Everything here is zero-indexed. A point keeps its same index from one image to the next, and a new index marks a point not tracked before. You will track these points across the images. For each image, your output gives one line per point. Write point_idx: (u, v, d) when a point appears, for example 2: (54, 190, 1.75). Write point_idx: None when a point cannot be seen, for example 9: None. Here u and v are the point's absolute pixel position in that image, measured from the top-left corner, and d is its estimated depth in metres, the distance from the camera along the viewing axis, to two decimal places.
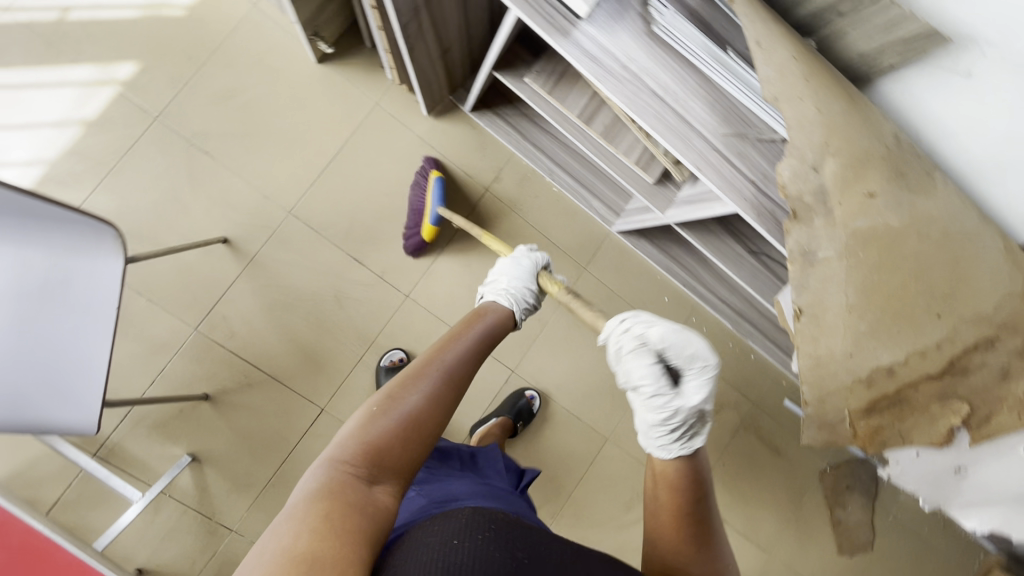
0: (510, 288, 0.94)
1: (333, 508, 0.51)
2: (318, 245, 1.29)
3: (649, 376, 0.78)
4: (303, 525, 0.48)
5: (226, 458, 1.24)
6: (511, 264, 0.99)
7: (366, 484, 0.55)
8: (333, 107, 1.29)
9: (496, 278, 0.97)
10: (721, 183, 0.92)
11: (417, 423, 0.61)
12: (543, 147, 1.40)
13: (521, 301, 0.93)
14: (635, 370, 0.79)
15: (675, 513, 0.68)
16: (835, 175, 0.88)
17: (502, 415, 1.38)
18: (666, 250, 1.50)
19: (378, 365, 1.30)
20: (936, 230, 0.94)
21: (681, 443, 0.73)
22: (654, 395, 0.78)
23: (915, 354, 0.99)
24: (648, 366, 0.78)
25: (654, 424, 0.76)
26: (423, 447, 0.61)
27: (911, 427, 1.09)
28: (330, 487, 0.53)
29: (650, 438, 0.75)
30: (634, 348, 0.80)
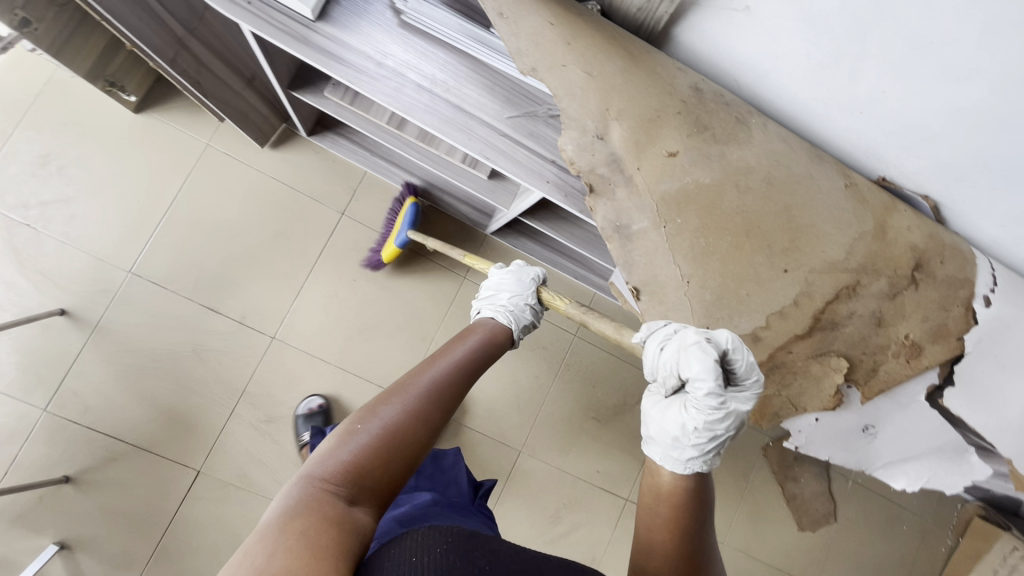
0: (508, 305, 0.86)
1: (305, 532, 0.44)
2: (166, 301, 1.23)
3: (705, 378, 0.63)
4: (271, 552, 0.42)
5: (98, 540, 1.17)
6: (503, 275, 0.91)
7: (344, 505, 0.49)
8: (161, 156, 1.24)
9: (493, 291, 0.89)
10: (516, 168, 0.88)
11: (402, 439, 0.55)
12: (394, 159, 1.32)
13: (520, 321, 0.86)
14: (691, 364, 0.63)
15: (672, 525, 0.60)
16: (625, 141, 0.80)
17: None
18: (549, 245, 1.39)
19: (296, 416, 1.26)
20: (757, 181, 0.86)
21: (706, 459, 0.65)
22: (705, 397, 0.65)
23: (774, 317, 0.90)
24: (705, 366, 0.63)
25: (693, 432, 0.65)
26: (410, 463, 0.55)
27: (801, 395, 0.97)
28: (304, 509, 0.47)
29: (679, 449, 0.64)
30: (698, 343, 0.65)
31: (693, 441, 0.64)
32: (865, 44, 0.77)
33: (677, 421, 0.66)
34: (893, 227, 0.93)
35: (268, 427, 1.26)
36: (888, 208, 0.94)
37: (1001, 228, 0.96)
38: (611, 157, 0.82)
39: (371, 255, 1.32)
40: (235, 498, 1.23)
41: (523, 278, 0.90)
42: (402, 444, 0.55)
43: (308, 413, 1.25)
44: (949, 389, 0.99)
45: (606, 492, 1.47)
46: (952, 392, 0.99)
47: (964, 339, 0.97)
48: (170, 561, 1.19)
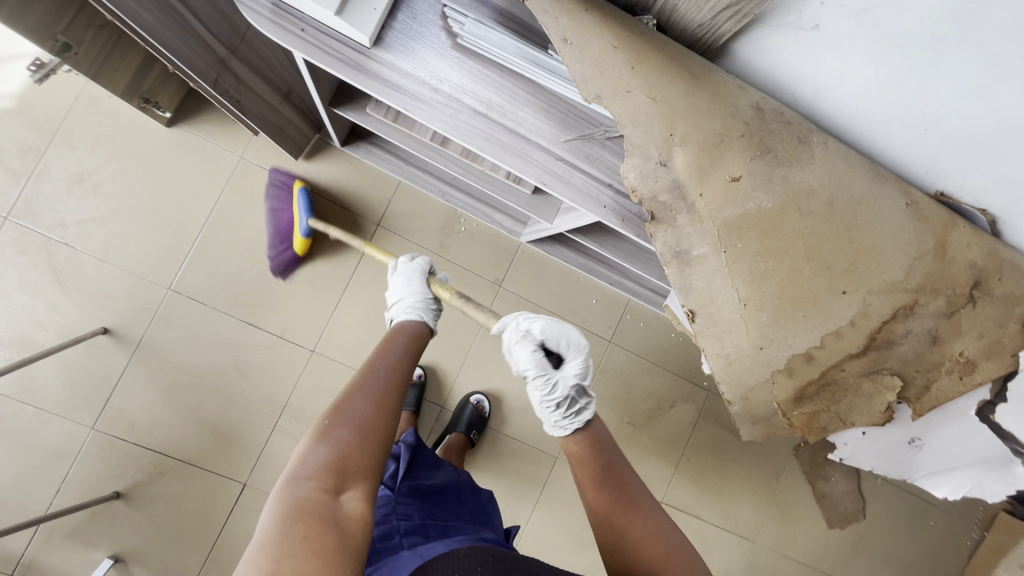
0: (412, 305, 0.89)
1: (307, 533, 0.52)
2: (206, 316, 1.23)
3: (533, 364, 0.81)
4: (280, 560, 0.49)
5: (150, 553, 1.19)
6: (400, 280, 0.94)
7: (332, 499, 0.56)
8: (195, 170, 1.22)
9: (397, 298, 0.92)
10: (573, 194, 0.86)
11: (369, 428, 0.63)
12: (428, 168, 1.30)
13: (427, 315, 0.89)
14: (520, 361, 0.82)
15: (591, 480, 0.74)
16: (689, 167, 0.78)
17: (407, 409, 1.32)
18: (586, 254, 1.37)
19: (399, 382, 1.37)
20: (818, 204, 0.84)
21: (572, 417, 0.79)
22: (540, 380, 0.81)
23: (828, 337, 0.91)
24: (528, 357, 0.82)
25: (544, 404, 0.80)
26: (381, 449, 0.63)
27: (850, 410, 1.00)
28: (300, 513, 0.53)
29: (553, 420, 0.79)
30: (518, 343, 0.83)
31: (554, 410, 0.79)
32: (941, 66, 0.74)
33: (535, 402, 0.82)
34: (954, 244, 0.91)
35: None
36: (949, 226, 0.92)
37: None
38: (673, 184, 0.79)
39: (275, 258, 1.25)
40: None
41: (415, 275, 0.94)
42: (367, 436, 0.62)
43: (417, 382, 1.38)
44: (1001, 405, 0.98)
45: None
46: (1004, 408, 0.99)
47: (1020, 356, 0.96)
48: (221, 571, 1.22)
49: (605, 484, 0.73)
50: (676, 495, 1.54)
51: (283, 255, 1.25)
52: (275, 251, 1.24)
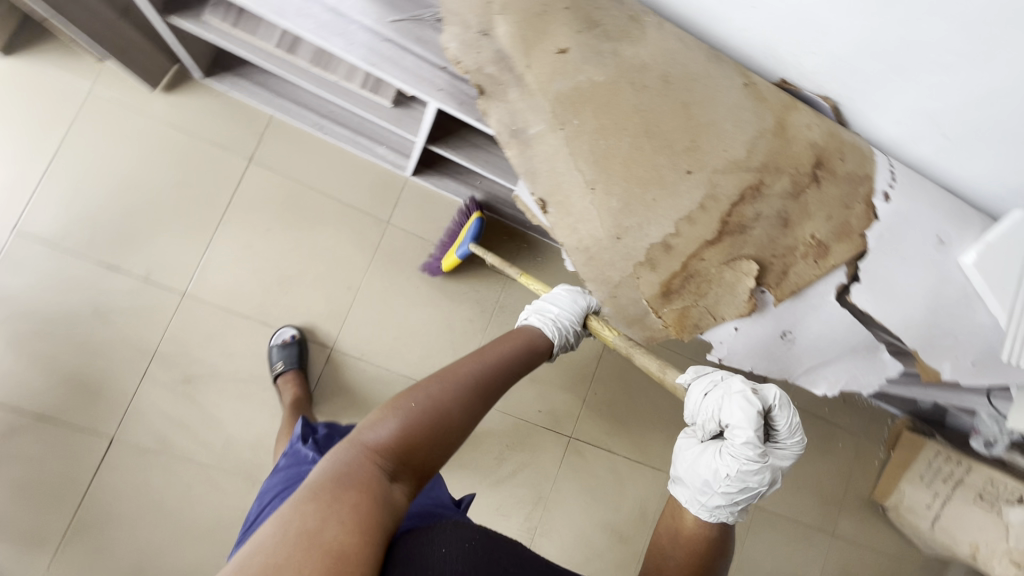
0: (557, 320, 1.07)
1: (362, 494, 0.50)
2: (59, 260, 1.15)
3: (714, 423, 0.78)
4: (333, 508, 0.47)
5: (7, 517, 1.11)
6: (557, 297, 1.13)
7: (385, 479, 0.53)
8: (39, 103, 1.14)
9: (548, 306, 1.11)
10: (405, 75, 0.82)
11: (446, 423, 0.61)
12: (301, 100, 1.26)
13: (561, 334, 1.06)
14: (737, 416, 0.74)
15: (688, 554, 0.72)
16: (512, 37, 0.77)
17: (286, 368, 1.20)
18: (478, 184, 1.32)
19: (270, 346, 1.23)
20: (653, 80, 0.85)
21: (719, 504, 0.75)
22: (749, 449, 0.73)
23: (682, 222, 0.91)
24: (745, 416, 0.74)
25: (726, 480, 0.73)
26: (448, 449, 0.61)
27: (716, 304, 0.99)
28: (357, 475, 0.52)
29: (707, 494, 0.74)
30: (740, 396, 0.75)
31: (728, 484, 0.73)
32: None
33: (711, 468, 0.75)
34: (793, 124, 0.94)
35: (187, 387, 1.21)
36: (788, 106, 0.94)
37: (902, 125, 0.96)
38: (498, 55, 0.79)
39: (431, 262, 1.34)
40: (155, 463, 1.18)
41: (577, 302, 1.08)
42: (434, 434, 0.59)
43: (284, 344, 1.23)
44: (855, 286, 0.99)
45: (546, 431, 1.48)
46: (858, 289, 1.00)
47: (868, 236, 0.98)
48: (90, 531, 1.14)
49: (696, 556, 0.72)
50: (586, 433, 1.52)
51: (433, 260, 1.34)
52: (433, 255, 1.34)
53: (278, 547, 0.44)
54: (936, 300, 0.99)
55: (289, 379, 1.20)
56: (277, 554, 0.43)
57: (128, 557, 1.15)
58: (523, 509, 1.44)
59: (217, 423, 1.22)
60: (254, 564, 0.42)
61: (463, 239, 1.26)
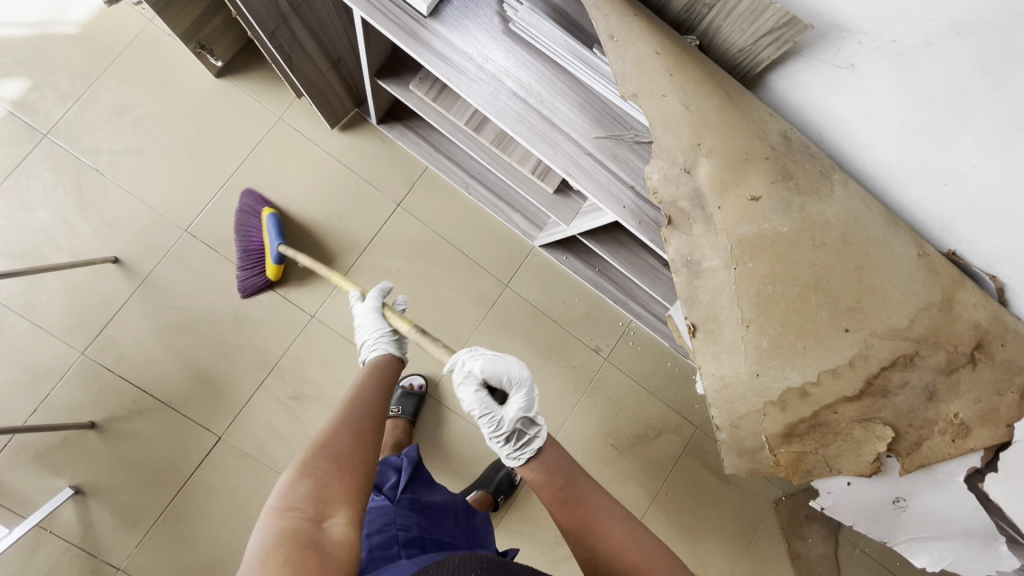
0: (370, 340, 0.89)
1: (289, 559, 0.50)
2: (215, 264, 1.24)
3: (477, 404, 0.81)
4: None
5: (112, 489, 1.18)
6: (359, 324, 0.94)
7: (314, 526, 0.54)
8: (233, 122, 1.26)
9: (359, 339, 0.91)
10: (596, 190, 0.87)
11: (350, 456, 0.62)
12: (457, 160, 1.35)
13: (382, 346, 0.88)
14: (465, 401, 0.82)
15: (555, 500, 0.72)
16: (711, 177, 0.81)
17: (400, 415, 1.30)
18: (598, 268, 1.42)
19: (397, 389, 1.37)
20: (833, 238, 0.86)
21: (513, 451, 0.78)
22: (484, 418, 0.81)
23: (827, 374, 0.90)
24: (472, 398, 0.81)
25: (492, 439, 0.81)
26: (366, 473, 0.62)
27: (837, 457, 0.98)
28: (283, 542, 0.52)
29: (502, 451, 0.80)
30: (461, 383, 0.82)
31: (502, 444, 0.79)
32: (965, 121, 0.76)
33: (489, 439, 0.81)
34: (960, 302, 0.92)
35: (294, 404, 1.27)
36: (958, 283, 0.92)
37: None
38: (694, 192, 0.81)
39: (245, 279, 1.23)
40: (250, 470, 1.24)
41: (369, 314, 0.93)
42: (349, 464, 0.61)
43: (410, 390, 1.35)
44: (990, 474, 0.96)
45: None
46: (994, 480, 0.95)
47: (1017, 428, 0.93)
48: (179, 520, 1.20)
49: (566, 503, 0.72)
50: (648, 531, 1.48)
51: (253, 277, 1.24)
52: (245, 274, 1.23)
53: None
54: None
55: (398, 424, 1.29)
56: None
57: (206, 553, 1.20)
58: None
59: None
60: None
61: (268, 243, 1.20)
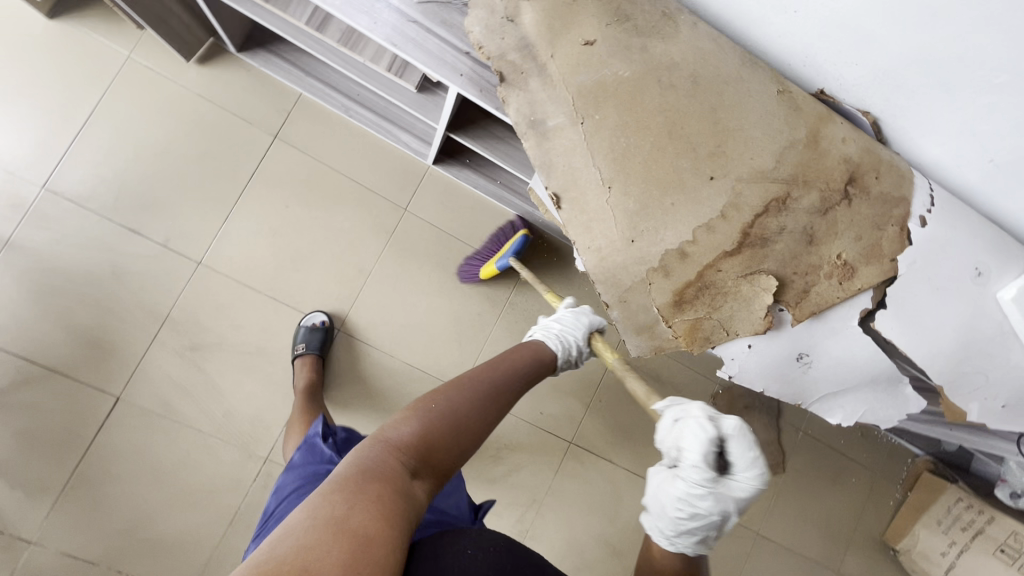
0: (561, 336, 0.91)
1: (383, 488, 0.50)
2: (82, 218, 1.18)
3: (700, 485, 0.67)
4: (356, 500, 0.47)
5: (11, 462, 1.14)
6: (563, 315, 0.97)
7: (407, 476, 0.54)
8: (77, 65, 1.18)
9: (544, 323, 0.95)
10: (425, 57, 0.81)
11: (460, 428, 0.62)
12: (330, 81, 1.26)
13: (566, 351, 0.90)
14: (688, 442, 0.68)
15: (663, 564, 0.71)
16: (538, 25, 0.76)
17: (304, 352, 1.21)
18: (500, 180, 1.32)
19: (298, 326, 1.26)
20: (679, 79, 0.82)
21: (689, 535, 0.69)
22: (694, 476, 0.68)
23: (701, 230, 0.85)
24: (694, 443, 0.68)
25: (677, 507, 0.68)
26: (460, 452, 0.61)
27: (733, 319, 0.87)
28: (379, 470, 0.52)
29: (665, 525, 0.69)
30: (693, 424, 0.69)
31: (685, 518, 0.67)
32: None
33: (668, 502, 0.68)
34: (828, 137, 0.88)
35: (194, 354, 1.22)
36: (823, 117, 0.88)
37: (945, 148, 0.86)
38: (522, 43, 0.77)
39: (467, 268, 1.37)
40: (157, 426, 1.20)
41: (580, 321, 0.95)
42: (455, 434, 0.61)
43: (313, 327, 1.25)
44: (881, 312, 0.87)
45: (546, 433, 1.45)
46: (884, 316, 0.87)
47: (900, 262, 0.87)
48: (89, 485, 1.17)
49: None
50: (587, 438, 1.48)
51: (469, 271, 1.37)
52: (467, 265, 1.37)
53: (300, 535, 0.43)
54: (965, 332, 0.87)
55: (306, 363, 1.21)
56: (304, 539, 0.43)
57: (125, 512, 1.18)
58: (514, 508, 1.41)
59: (220, 393, 1.23)
60: (282, 554, 0.42)
61: (504, 252, 1.31)
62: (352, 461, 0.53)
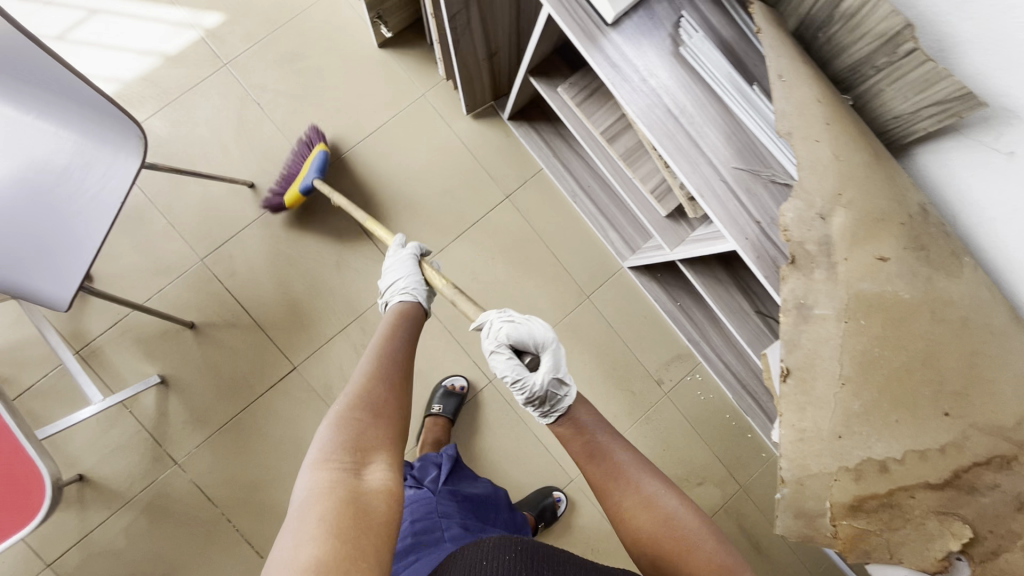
0: (409, 287, 0.90)
1: (328, 503, 0.52)
2: (333, 209, 1.34)
3: (512, 369, 0.81)
4: (306, 534, 0.49)
5: (192, 388, 1.27)
6: (395, 264, 0.96)
7: (353, 473, 0.55)
8: (383, 88, 1.37)
9: (390, 282, 0.92)
10: (723, 216, 0.89)
11: (380, 408, 0.63)
12: (571, 167, 1.41)
13: (420, 294, 0.90)
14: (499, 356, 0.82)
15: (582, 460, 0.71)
16: (845, 229, 0.82)
17: (440, 414, 1.31)
18: (680, 303, 1.44)
19: (437, 385, 1.36)
20: (952, 316, 0.83)
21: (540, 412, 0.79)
22: (511, 370, 0.80)
23: (913, 456, 0.81)
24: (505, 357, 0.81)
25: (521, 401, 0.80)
26: (394, 424, 0.63)
27: (902, 546, 0.83)
28: (319, 489, 0.53)
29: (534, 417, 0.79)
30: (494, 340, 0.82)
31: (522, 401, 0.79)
32: None
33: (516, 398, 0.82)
34: None
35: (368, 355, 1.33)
36: None
37: None
38: (824, 239, 0.83)
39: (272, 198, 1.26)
40: (313, 405, 1.30)
41: (406, 259, 0.95)
42: (377, 417, 0.62)
43: (450, 389, 1.35)
44: None
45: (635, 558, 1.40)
46: None
47: None
48: (240, 433, 1.28)
49: (595, 459, 0.70)
50: None
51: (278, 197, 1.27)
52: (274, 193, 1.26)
53: None
54: None
55: (439, 423, 1.30)
56: None
57: (255, 470, 1.28)
58: None
59: None
60: None
61: (306, 173, 1.24)
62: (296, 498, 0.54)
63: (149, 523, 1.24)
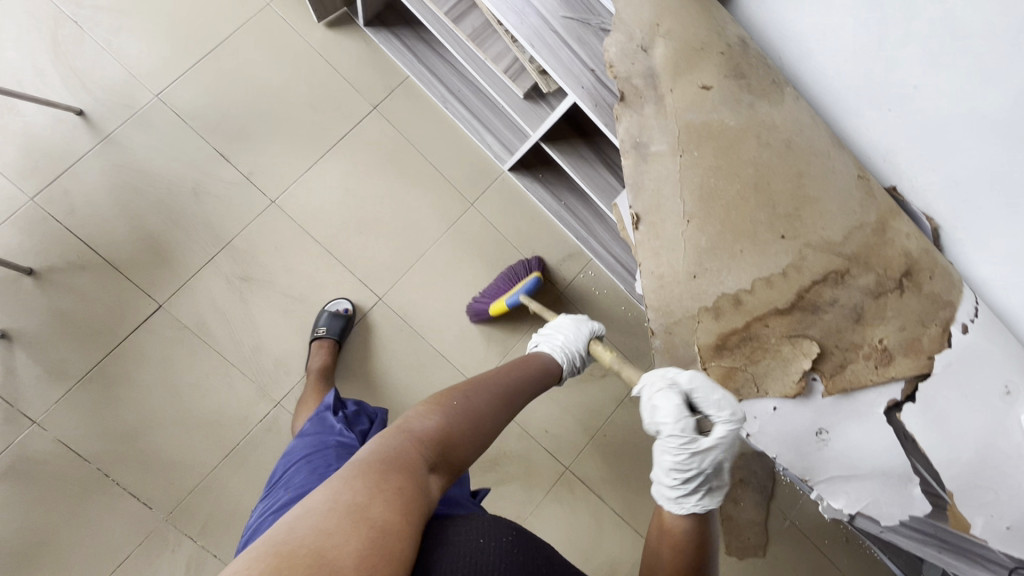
0: (567, 349, 0.93)
1: (405, 479, 0.49)
2: (182, 133, 1.24)
3: (677, 419, 0.71)
4: (378, 487, 0.46)
5: (40, 339, 1.16)
6: (569, 324, 0.98)
7: (427, 467, 0.53)
8: (223, 1, 1.28)
9: (550, 332, 0.96)
10: (557, 65, 0.90)
11: (475, 429, 0.61)
12: (437, 72, 1.37)
13: (571, 363, 0.92)
14: (662, 409, 0.72)
15: (677, 547, 0.67)
16: (666, 59, 0.84)
17: (327, 337, 1.23)
18: (564, 201, 1.42)
19: (322, 310, 1.27)
20: (779, 140, 0.82)
21: (693, 500, 0.70)
22: (679, 441, 0.71)
23: (760, 284, 0.79)
24: (672, 410, 0.71)
25: (669, 470, 0.71)
26: (474, 453, 0.61)
27: (766, 378, 0.79)
28: (401, 459, 0.51)
29: (677, 497, 0.71)
30: (662, 392, 0.73)
31: (673, 478, 0.71)
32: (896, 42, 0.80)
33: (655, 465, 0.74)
34: None
35: (243, 285, 1.26)
36: None
37: None
38: (648, 71, 0.85)
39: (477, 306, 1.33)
40: (186, 343, 1.22)
41: (583, 330, 0.97)
42: (469, 432, 0.60)
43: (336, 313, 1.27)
44: (909, 406, 0.74)
45: (547, 453, 1.45)
46: (910, 409, 0.75)
47: (935, 359, 0.74)
48: (107, 383, 1.18)
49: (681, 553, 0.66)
50: (585, 470, 1.47)
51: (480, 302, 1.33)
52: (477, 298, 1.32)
53: (329, 516, 0.42)
54: (985, 439, 0.71)
55: (324, 346, 1.23)
56: (328, 520, 0.42)
57: (129, 420, 1.19)
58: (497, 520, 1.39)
59: (255, 327, 1.26)
60: (304, 532, 0.41)
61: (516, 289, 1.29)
62: (371, 449, 0.52)
63: (10, 490, 1.13)
